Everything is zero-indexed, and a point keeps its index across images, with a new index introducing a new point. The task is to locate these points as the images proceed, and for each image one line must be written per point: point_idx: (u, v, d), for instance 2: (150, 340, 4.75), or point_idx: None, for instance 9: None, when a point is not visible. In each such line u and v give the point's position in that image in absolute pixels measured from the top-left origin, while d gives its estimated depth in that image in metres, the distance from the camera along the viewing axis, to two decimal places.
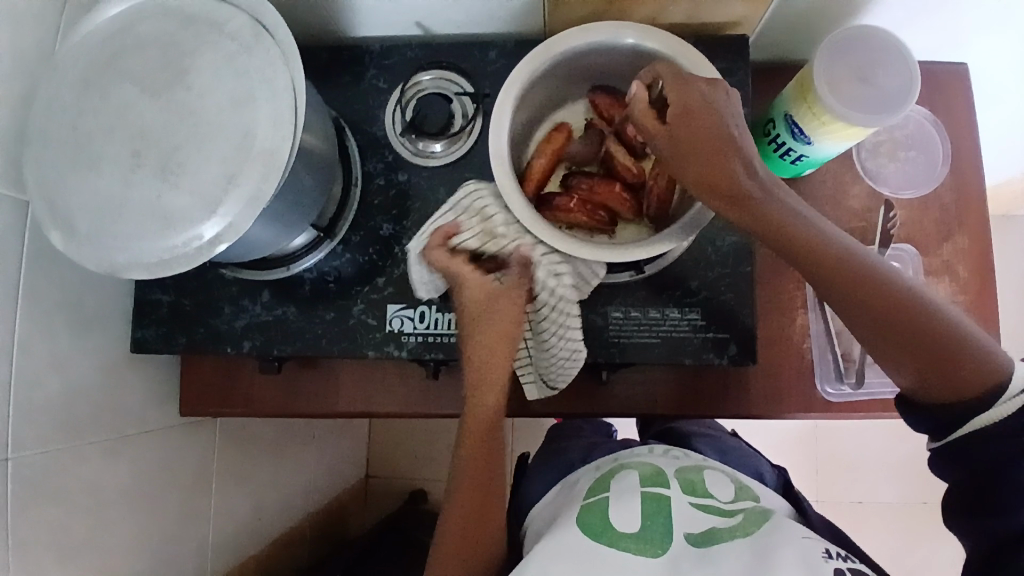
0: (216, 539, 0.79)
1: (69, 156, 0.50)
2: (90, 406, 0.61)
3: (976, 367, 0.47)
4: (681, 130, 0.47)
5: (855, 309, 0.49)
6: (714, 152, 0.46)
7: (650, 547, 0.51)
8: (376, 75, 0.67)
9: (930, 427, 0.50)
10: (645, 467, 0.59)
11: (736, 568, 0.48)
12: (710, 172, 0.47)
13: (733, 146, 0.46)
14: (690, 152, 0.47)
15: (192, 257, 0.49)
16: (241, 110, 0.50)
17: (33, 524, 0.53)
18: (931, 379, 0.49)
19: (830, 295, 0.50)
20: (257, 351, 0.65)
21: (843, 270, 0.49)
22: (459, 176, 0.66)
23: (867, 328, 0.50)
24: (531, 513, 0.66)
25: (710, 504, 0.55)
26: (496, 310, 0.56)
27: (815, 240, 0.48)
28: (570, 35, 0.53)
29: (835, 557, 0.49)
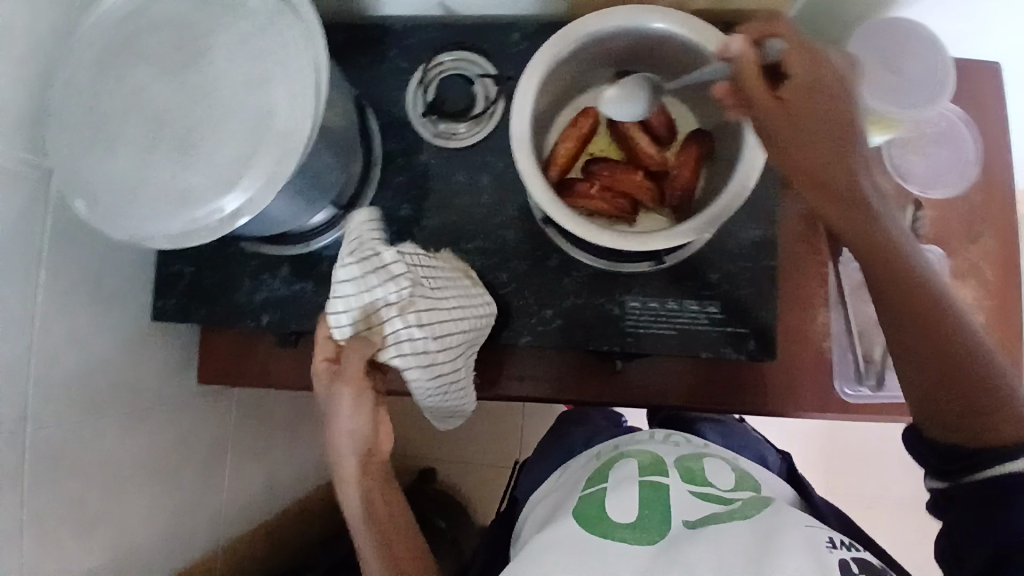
0: (229, 508, 0.81)
1: (93, 129, 0.50)
2: (110, 375, 0.62)
3: (1006, 418, 0.43)
4: (805, 108, 0.43)
5: (898, 319, 0.46)
6: (835, 138, 0.43)
7: (648, 535, 0.50)
8: (398, 54, 0.67)
9: (936, 461, 0.47)
10: (644, 456, 0.60)
11: (739, 547, 0.46)
12: (821, 159, 0.43)
13: (852, 134, 0.43)
14: (805, 139, 0.44)
15: (214, 231, 0.49)
16: (263, 87, 0.50)
17: (51, 487, 0.55)
18: (948, 412, 0.45)
19: (880, 297, 0.47)
20: (275, 326, 0.66)
21: (904, 276, 0.45)
22: (479, 160, 0.65)
23: (902, 340, 0.47)
24: (528, 510, 0.66)
25: (709, 492, 0.55)
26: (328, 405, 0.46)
27: (882, 236, 0.45)
28: (597, 18, 0.52)
29: (839, 546, 0.47)
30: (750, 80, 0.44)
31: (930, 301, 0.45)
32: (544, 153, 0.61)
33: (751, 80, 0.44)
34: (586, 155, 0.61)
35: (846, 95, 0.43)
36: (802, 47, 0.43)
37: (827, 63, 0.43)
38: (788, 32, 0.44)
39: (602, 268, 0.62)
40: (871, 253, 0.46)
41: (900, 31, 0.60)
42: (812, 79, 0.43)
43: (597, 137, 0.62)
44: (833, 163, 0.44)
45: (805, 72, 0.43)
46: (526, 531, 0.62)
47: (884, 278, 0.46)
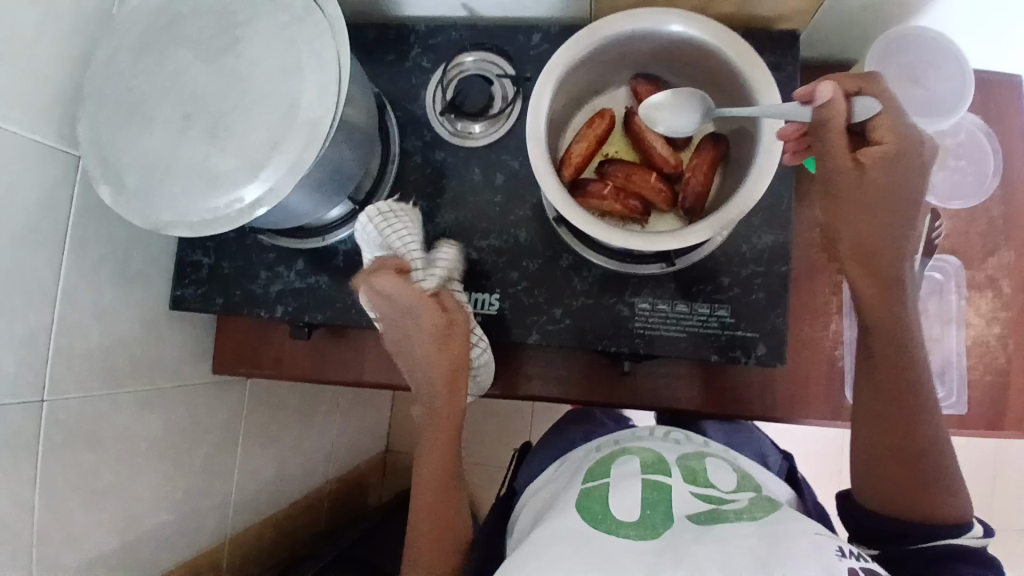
0: (238, 496, 0.82)
1: (123, 117, 0.52)
2: (128, 357, 0.63)
3: (940, 509, 0.51)
4: (878, 171, 0.50)
5: (883, 396, 0.54)
6: (885, 213, 0.51)
7: (651, 532, 0.50)
8: (421, 53, 0.68)
9: (873, 529, 0.53)
10: (646, 453, 0.60)
11: (745, 547, 0.46)
12: (867, 227, 0.52)
13: (905, 210, 0.51)
14: (869, 203, 0.51)
15: (234, 219, 0.50)
16: (288, 79, 0.51)
17: (64, 464, 0.56)
18: (900, 485, 0.52)
19: (872, 374, 0.54)
20: (289, 317, 0.67)
21: (900, 363, 0.53)
22: (496, 158, 0.66)
23: (877, 415, 0.54)
24: (523, 500, 0.67)
25: (712, 493, 0.54)
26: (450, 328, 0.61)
27: (898, 323, 0.53)
28: (617, 19, 0.53)
29: (848, 555, 0.45)
30: (834, 129, 0.50)
31: (912, 388, 0.53)
32: (559, 153, 0.62)
33: (835, 128, 0.50)
34: (601, 156, 0.62)
35: (913, 172, 0.50)
36: (892, 117, 0.50)
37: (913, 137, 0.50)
38: (881, 96, 0.50)
39: (613, 269, 0.63)
40: (882, 332, 0.53)
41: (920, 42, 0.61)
42: (894, 150, 0.50)
43: (613, 138, 0.62)
44: (893, 225, 0.51)
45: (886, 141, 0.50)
46: (522, 517, 0.64)
47: (880, 359, 0.54)
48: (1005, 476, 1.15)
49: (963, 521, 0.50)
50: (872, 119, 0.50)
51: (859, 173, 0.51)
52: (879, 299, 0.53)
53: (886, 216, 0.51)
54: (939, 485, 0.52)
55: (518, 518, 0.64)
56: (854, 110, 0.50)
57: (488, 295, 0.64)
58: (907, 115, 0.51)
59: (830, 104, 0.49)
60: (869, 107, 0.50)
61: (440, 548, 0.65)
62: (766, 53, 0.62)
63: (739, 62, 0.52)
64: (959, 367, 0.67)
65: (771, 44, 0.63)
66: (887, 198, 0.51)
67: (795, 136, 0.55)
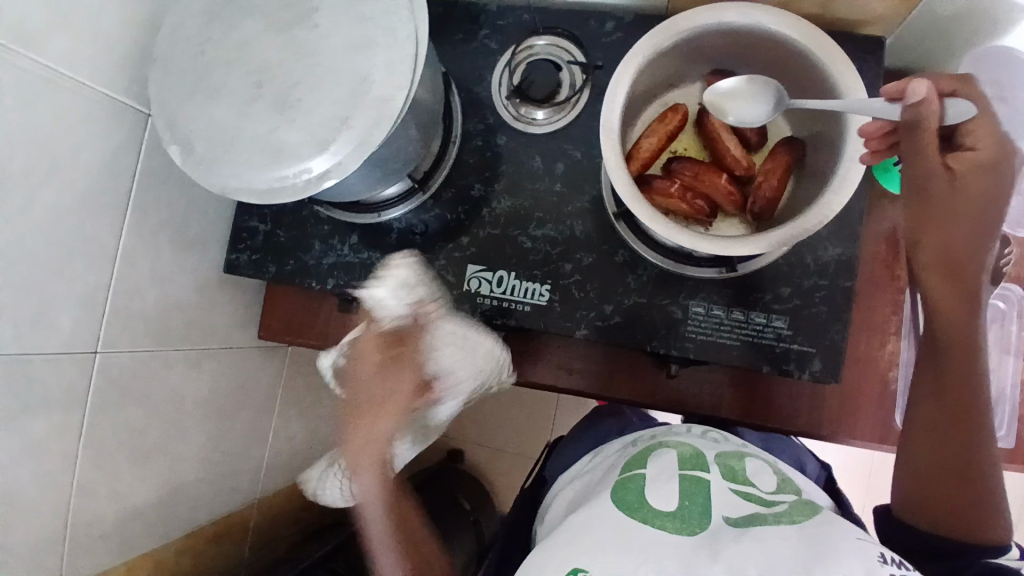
0: (272, 460, 0.84)
1: (196, 80, 0.52)
2: (181, 317, 0.64)
3: (988, 527, 0.51)
4: (968, 178, 0.49)
5: (940, 411, 0.53)
6: (967, 215, 0.50)
7: (688, 526, 0.49)
8: (488, 35, 0.67)
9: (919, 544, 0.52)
10: (684, 448, 0.59)
11: (784, 549, 0.45)
12: (952, 237, 0.51)
13: (990, 221, 0.50)
14: (955, 212, 0.50)
15: (299, 191, 0.50)
16: (362, 54, 0.51)
17: (113, 418, 0.57)
18: (946, 501, 0.51)
19: (933, 386, 0.53)
20: (339, 291, 0.67)
21: (960, 378, 0.52)
22: (557, 147, 0.65)
23: (932, 428, 0.53)
24: (557, 486, 0.67)
25: (752, 492, 0.54)
26: (376, 396, 0.60)
27: (962, 338, 0.52)
28: (703, 12, 0.51)
29: (891, 562, 0.44)
30: (929, 131, 0.48)
31: (966, 405, 0.52)
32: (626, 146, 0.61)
33: (928, 129, 0.48)
34: (668, 153, 0.60)
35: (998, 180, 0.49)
36: (985, 121, 0.49)
37: (1004, 145, 0.49)
38: (976, 99, 0.49)
39: (668, 268, 0.61)
40: (947, 349, 0.52)
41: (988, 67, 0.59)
42: (986, 157, 0.49)
43: (681, 135, 0.60)
44: (975, 236, 0.50)
45: (978, 144, 0.49)
46: (555, 503, 0.64)
47: (934, 373, 0.53)
48: None
49: (1005, 545, 0.50)
50: (965, 123, 0.49)
51: (949, 178, 0.50)
52: (948, 312, 0.52)
53: (971, 224, 0.50)
54: (986, 504, 0.51)
55: (551, 503, 0.65)
56: (947, 111, 0.48)
57: (539, 285, 0.64)
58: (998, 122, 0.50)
59: (927, 102, 0.47)
60: (967, 110, 0.48)
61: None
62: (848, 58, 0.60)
63: (827, 67, 0.50)
64: (1015, 398, 0.64)
65: (853, 49, 0.60)
66: (975, 208, 0.50)
67: (879, 134, 0.51)
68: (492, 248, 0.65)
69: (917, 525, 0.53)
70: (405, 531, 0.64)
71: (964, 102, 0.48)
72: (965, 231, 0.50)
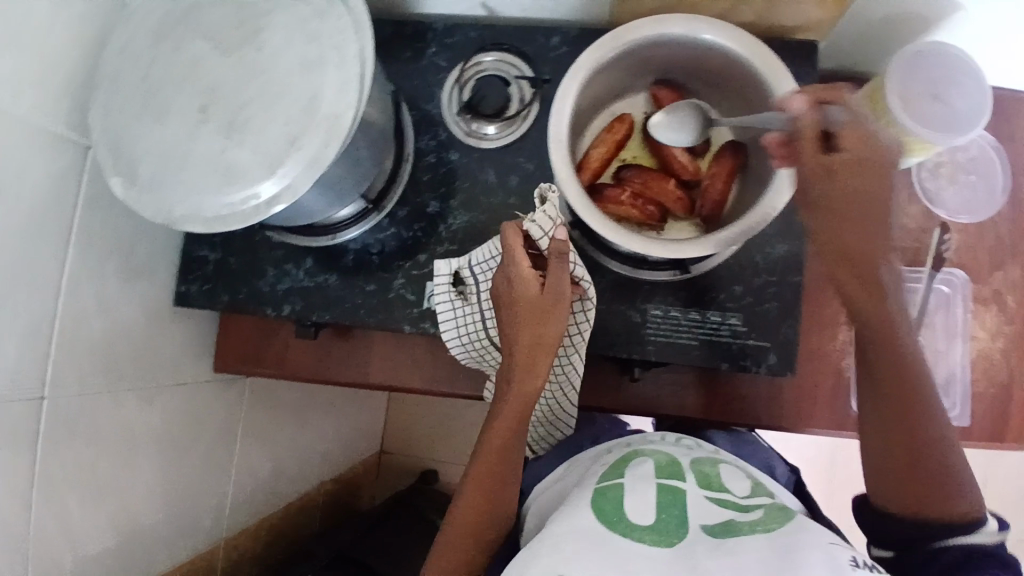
0: (235, 494, 0.81)
1: (138, 107, 0.51)
2: (130, 352, 0.62)
3: (951, 505, 0.49)
4: (846, 178, 0.47)
5: (879, 405, 0.51)
6: (851, 227, 0.48)
7: (665, 539, 0.49)
8: (437, 52, 0.67)
9: (883, 529, 0.52)
10: (660, 456, 0.59)
11: (758, 556, 0.45)
12: (849, 229, 0.48)
13: (884, 208, 0.48)
14: (843, 210, 0.48)
15: (248, 216, 0.49)
16: (308, 74, 0.50)
17: (63, 460, 0.55)
18: (902, 488, 0.50)
19: (867, 371, 0.52)
20: (295, 316, 0.66)
21: (895, 370, 0.50)
22: (510, 160, 0.65)
23: (876, 422, 0.52)
24: (531, 492, 0.66)
25: (726, 498, 0.54)
26: (546, 305, 0.54)
27: (886, 321, 0.49)
28: (644, 24, 0.52)
29: (863, 566, 0.45)
30: (809, 140, 0.48)
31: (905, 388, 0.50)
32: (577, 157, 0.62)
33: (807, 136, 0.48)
34: (618, 161, 0.61)
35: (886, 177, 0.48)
36: (860, 122, 0.48)
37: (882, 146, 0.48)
38: (849, 107, 0.49)
39: (625, 273, 0.62)
40: (874, 334, 0.50)
41: (929, 69, 0.57)
42: (861, 156, 0.47)
43: (629, 144, 0.62)
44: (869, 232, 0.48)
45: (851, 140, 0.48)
46: (529, 514, 0.63)
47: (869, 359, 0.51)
48: (993, 489, 1.15)
49: (974, 520, 0.48)
50: (838, 125, 0.48)
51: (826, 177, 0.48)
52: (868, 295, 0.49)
53: (855, 223, 0.48)
54: (946, 483, 0.49)
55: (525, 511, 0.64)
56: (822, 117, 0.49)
57: None
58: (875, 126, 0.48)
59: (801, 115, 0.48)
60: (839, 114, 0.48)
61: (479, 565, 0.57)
62: (785, 63, 0.62)
63: (764, 72, 0.52)
64: (964, 381, 0.67)
65: (790, 54, 0.62)
66: (861, 206, 0.48)
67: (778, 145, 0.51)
68: None
69: (884, 509, 0.52)
70: (504, 449, 0.58)
71: (836, 108, 0.49)
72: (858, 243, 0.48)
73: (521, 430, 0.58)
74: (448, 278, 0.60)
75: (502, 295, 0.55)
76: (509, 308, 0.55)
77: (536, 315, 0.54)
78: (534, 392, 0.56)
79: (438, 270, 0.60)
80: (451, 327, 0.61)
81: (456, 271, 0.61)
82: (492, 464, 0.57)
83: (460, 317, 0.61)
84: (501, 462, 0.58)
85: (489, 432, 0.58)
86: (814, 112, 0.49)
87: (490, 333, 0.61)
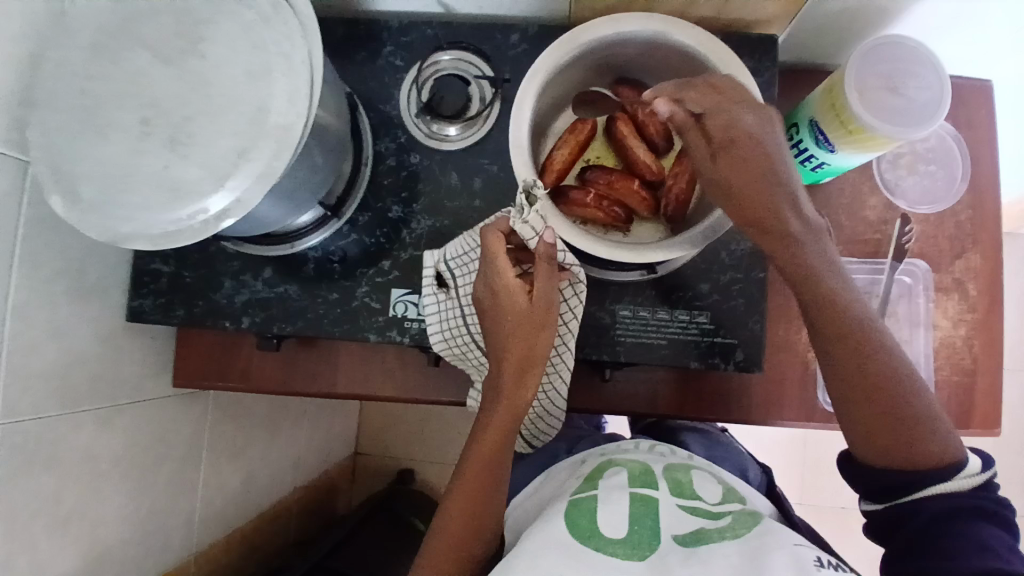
0: (205, 511, 0.79)
1: (74, 121, 0.48)
2: (86, 374, 0.59)
3: (933, 454, 0.50)
4: (727, 161, 0.49)
5: (850, 372, 0.50)
6: (757, 210, 0.49)
7: (638, 551, 0.49)
8: (393, 51, 0.65)
9: (874, 490, 0.52)
10: (633, 466, 0.60)
11: (729, 566, 0.47)
12: (761, 210, 0.49)
13: (782, 188, 0.49)
14: (745, 196, 0.49)
15: (198, 232, 0.47)
16: (255, 82, 0.48)
17: (22, 491, 0.52)
18: (888, 445, 0.50)
19: (826, 342, 0.51)
20: (256, 328, 0.64)
21: (855, 333, 0.50)
22: (472, 162, 0.64)
23: (848, 389, 0.51)
24: (510, 506, 0.67)
25: (697, 506, 0.55)
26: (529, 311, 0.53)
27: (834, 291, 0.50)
28: (602, 24, 0.52)
29: (827, 565, 0.47)
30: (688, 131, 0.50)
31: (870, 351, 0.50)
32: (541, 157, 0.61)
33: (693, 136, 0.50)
34: (582, 162, 0.61)
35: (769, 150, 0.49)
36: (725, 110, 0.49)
37: (756, 128, 0.49)
38: (703, 97, 0.49)
39: (591, 275, 0.61)
40: (826, 304, 0.50)
41: (884, 57, 0.57)
42: (740, 144, 0.49)
43: (593, 144, 0.61)
44: (777, 215, 0.49)
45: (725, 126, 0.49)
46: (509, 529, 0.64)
47: (830, 330, 0.51)
48: None
49: (957, 461, 0.50)
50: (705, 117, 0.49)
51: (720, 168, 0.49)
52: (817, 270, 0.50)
53: (764, 205, 0.49)
54: (925, 434, 0.50)
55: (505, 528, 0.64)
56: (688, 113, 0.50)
57: None
58: (745, 109, 0.49)
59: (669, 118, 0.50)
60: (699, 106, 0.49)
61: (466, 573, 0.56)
62: (745, 59, 0.62)
63: (724, 70, 0.51)
64: (927, 368, 0.68)
65: (751, 48, 0.62)
66: (760, 187, 0.48)
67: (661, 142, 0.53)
68: (415, 271, 0.63)
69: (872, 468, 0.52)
70: (497, 455, 0.58)
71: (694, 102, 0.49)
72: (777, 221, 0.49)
73: (510, 437, 0.58)
74: (432, 275, 0.60)
75: (486, 297, 0.54)
76: (494, 314, 0.54)
77: (523, 321, 0.53)
78: (523, 405, 0.57)
79: (423, 263, 0.60)
80: (434, 324, 0.60)
81: (439, 268, 0.60)
82: (480, 481, 0.58)
83: (445, 314, 0.60)
84: (492, 472, 0.58)
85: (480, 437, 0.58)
86: (683, 110, 0.50)
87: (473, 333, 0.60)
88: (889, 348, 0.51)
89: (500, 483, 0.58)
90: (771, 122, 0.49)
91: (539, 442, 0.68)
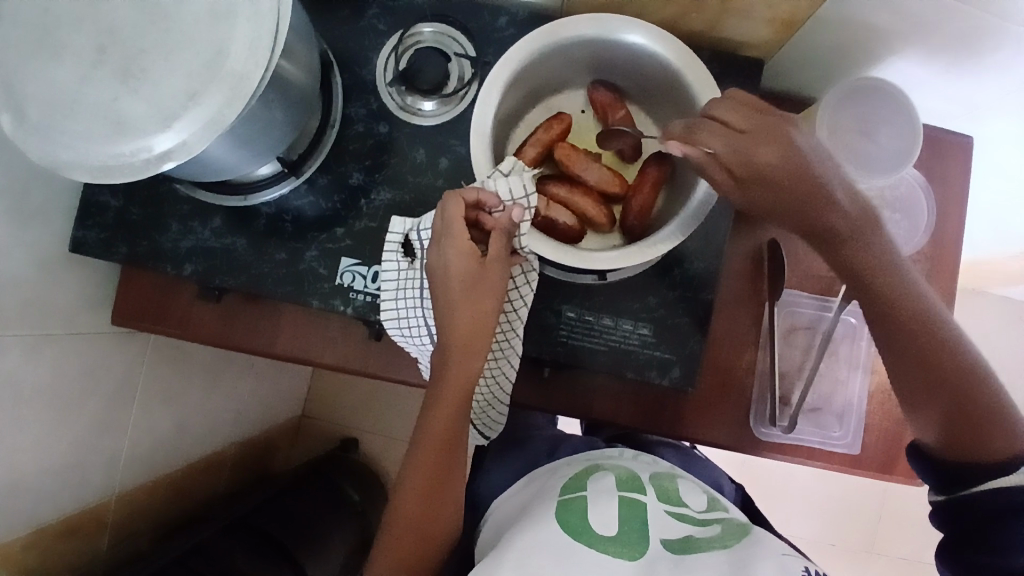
0: (129, 453, 0.78)
1: (23, 36, 0.46)
2: (21, 299, 0.57)
3: (999, 442, 0.49)
4: (758, 189, 0.49)
5: (909, 354, 0.51)
6: (803, 198, 0.49)
7: (628, 550, 0.52)
8: (377, 14, 0.64)
9: (939, 479, 0.52)
10: (620, 472, 0.62)
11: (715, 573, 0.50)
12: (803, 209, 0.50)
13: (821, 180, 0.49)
14: (783, 199, 0.49)
15: (137, 170, 0.45)
16: (218, 25, 0.46)
17: None
18: (951, 432, 0.51)
19: (886, 331, 0.52)
20: (198, 277, 0.63)
21: (918, 324, 0.51)
22: (441, 140, 0.63)
23: (907, 371, 0.52)
24: (493, 506, 0.66)
25: (685, 512, 0.58)
26: (484, 287, 0.52)
27: (888, 275, 0.51)
28: (581, 22, 0.52)
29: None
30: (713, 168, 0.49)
31: (931, 335, 0.51)
32: (508, 146, 0.60)
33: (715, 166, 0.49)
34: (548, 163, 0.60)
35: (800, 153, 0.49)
36: (732, 141, 0.48)
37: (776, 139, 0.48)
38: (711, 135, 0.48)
39: (555, 277, 0.61)
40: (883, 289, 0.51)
41: (866, 97, 0.57)
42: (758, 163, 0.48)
43: None
44: (820, 208, 0.50)
45: (731, 146, 0.48)
46: (487, 528, 0.63)
47: (892, 315, 0.52)
48: (895, 500, 1.21)
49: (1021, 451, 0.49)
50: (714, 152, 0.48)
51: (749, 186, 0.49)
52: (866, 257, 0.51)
53: (808, 204, 0.50)
54: (988, 422, 0.50)
55: (485, 527, 0.64)
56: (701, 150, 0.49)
57: None
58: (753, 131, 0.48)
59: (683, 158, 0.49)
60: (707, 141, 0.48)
61: (414, 551, 0.57)
62: (728, 79, 0.61)
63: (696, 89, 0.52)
64: (859, 410, 0.68)
65: (733, 69, 0.61)
66: (793, 184, 0.49)
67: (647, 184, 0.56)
68: (367, 241, 0.62)
69: (937, 458, 0.52)
70: (446, 440, 0.57)
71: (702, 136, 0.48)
72: (831, 196, 0.49)
73: (460, 419, 0.56)
74: (399, 240, 0.59)
75: (434, 272, 0.53)
76: (447, 287, 0.52)
77: (474, 292, 0.52)
78: (469, 384, 0.55)
79: (393, 227, 0.59)
80: (389, 292, 0.59)
81: (408, 236, 0.59)
82: (435, 461, 0.57)
83: (402, 281, 0.59)
84: (444, 453, 0.57)
85: (431, 419, 0.56)
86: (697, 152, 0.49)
87: (423, 306, 0.59)
88: (948, 332, 0.51)
89: (450, 467, 0.58)
90: (796, 144, 0.49)
91: (494, 432, 0.65)
